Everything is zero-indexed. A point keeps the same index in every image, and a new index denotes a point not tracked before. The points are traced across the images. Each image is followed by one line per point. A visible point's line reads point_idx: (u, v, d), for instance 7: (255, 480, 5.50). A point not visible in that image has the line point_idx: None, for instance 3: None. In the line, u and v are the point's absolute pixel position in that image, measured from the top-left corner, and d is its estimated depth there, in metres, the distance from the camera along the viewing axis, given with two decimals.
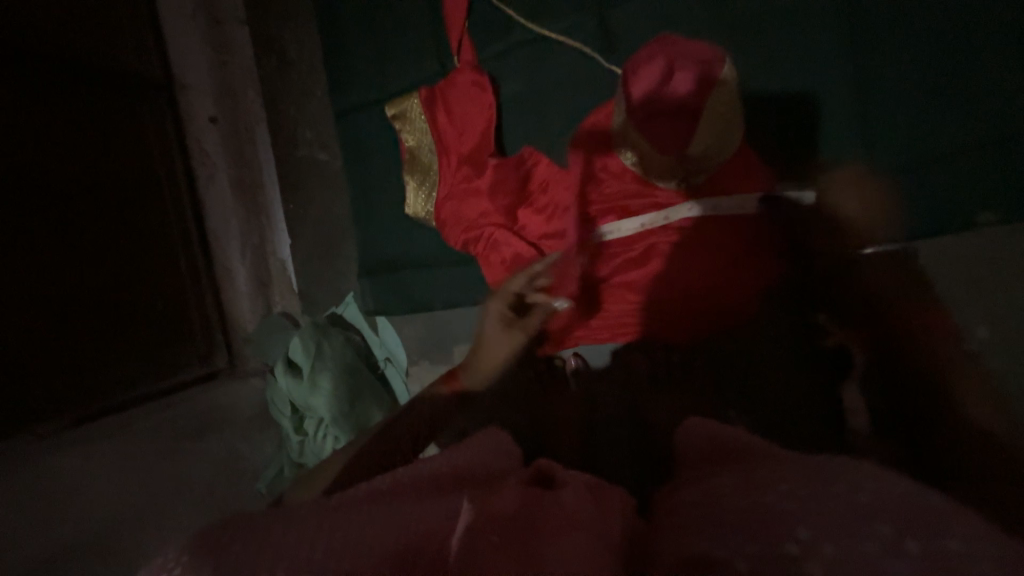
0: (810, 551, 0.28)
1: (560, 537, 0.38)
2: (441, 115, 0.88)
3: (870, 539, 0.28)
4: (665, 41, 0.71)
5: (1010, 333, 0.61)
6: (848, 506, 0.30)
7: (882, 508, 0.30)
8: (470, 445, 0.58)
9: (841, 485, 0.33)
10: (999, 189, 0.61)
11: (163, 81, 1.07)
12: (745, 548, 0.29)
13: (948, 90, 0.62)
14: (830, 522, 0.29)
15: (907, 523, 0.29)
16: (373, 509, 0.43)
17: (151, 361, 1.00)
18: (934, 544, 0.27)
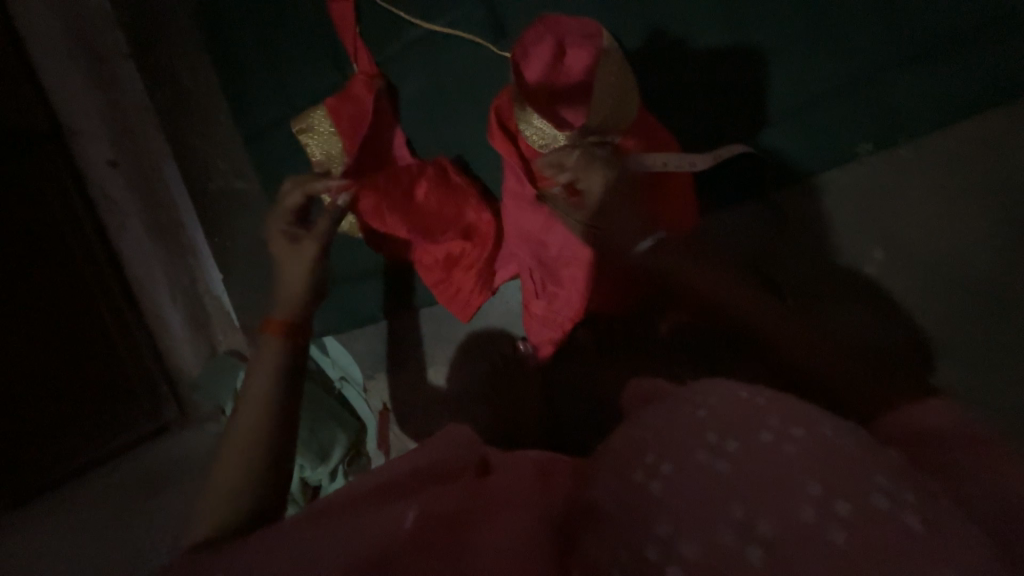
0: (653, 475, 0.37)
1: (491, 519, 0.41)
2: (344, 123, 0.85)
3: (702, 451, 0.37)
4: (549, 22, 0.71)
5: (905, 249, 0.67)
6: (685, 427, 0.40)
7: (713, 421, 0.39)
8: (430, 448, 0.56)
9: (689, 408, 0.42)
10: (874, 120, 0.66)
11: (49, 129, 0.99)
12: (616, 491, 0.39)
13: (814, 32, 0.66)
14: (672, 445, 0.39)
15: (725, 427, 0.38)
16: (333, 526, 0.42)
17: (95, 426, 0.96)
18: (750, 443, 0.36)
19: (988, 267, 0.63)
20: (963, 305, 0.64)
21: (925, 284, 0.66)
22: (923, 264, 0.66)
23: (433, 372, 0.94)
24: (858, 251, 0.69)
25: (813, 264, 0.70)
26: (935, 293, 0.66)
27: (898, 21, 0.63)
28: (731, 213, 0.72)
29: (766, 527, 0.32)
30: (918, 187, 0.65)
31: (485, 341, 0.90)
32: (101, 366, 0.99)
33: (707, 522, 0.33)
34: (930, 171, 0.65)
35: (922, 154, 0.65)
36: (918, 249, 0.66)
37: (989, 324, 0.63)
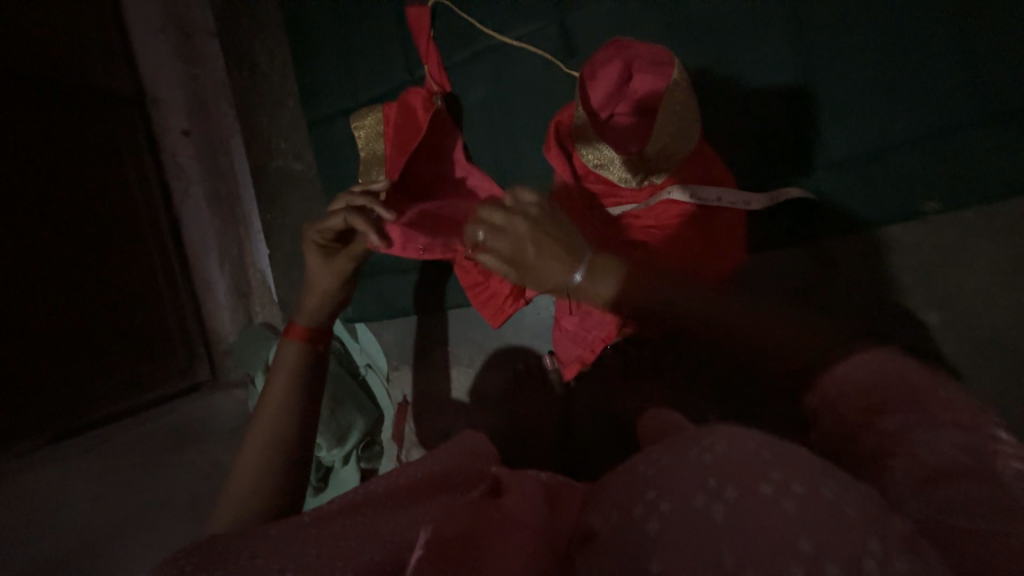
0: (652, 511, 0.29)
1: (506, 542, 0.38)
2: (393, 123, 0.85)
3: (696, 494, 0.28)
4: (620, 44, 0.69)
5: (962, 318, 0.64)
6: (686, 465, 0.30)
7: (719, 461, 0.29)
8: (444, 454, 0.58)
9: (689, 449, 0.31)
10: (945, 180, 0.63)
11: (133, 93, 1.06)
12: (611, 519, 0.32)
13: (894, 81, 0.64)
14: (671, 480, 0.30)
15: (732, 473, 0.28)
16: (351, 522, 0.43)
17: (134, 377, 1.01)
18: (749, 493, 0.27)
19: None
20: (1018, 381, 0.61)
21: (977, 356, 0.63)
22: (977, 336, 0.63)
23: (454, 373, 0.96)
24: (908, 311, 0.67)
25: (856, 312, 0.68)
26: (987, 367, 0.63)
27: (988, 78, 0.59)
28: (765, 260, 0.73)
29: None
30: (984, 254, 0.63)
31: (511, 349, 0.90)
32: (150, 320, 1.04)
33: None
34: (999, 239, 0.62)
35: (994, 219, 0.62)
36: (975, 319, 0.63)
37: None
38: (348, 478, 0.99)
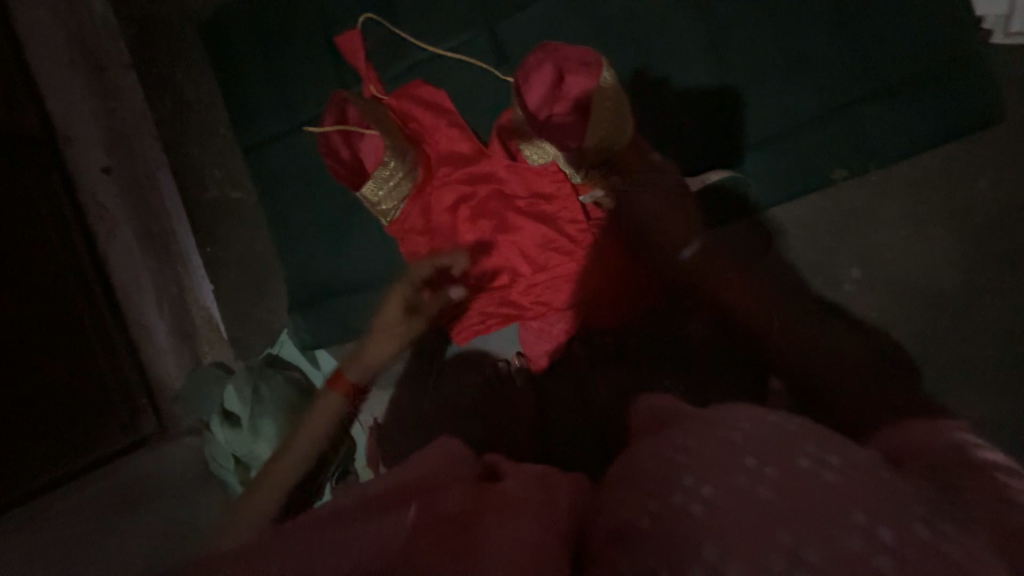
0: (693, 496, 0.35)
1: (505, 526, 0.40)
2: (344, 150, 0.85)
3: (741, 474, 0.35)
4: (548, 48, 0.75)
5: (877, 272, 0.71)
6: (724, 448, 0.38)
7: (750, 446, 0.38)
8: (421, 463, 0.55)
9: (722, 432, 0.40)
10: (846, 151, 0.71)
11: (42, 132, 0.98)
12: (645, 506, 0.35)
13: (794, 67, 0.72)
14: (710, 466, 0.36)
15: (766, 453, 0.37)
16: (333, 534, 0.40)
17: (68, 439, 0.91)
18: (788, 468, 0.35)
19: (955, 283, 0.69)
20: (930, 320, 0.69)
21: (897, 305, 0.71)
22: (891, 288, 0.71)
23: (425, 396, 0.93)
24: (831, 271, 0.73)
25: (788, 284, 0.74)
26: (902, 314, 0.71)
27: (872, 60, 0.69)
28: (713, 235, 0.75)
29: (815, 559, 0.30)
30: (886, 213, 0.71)
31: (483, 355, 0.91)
32: (81, 377, 0.95)
33: (756, 533, 0.31)
34: (900, 198, 0.70)
35: (893, 180, 0.70)
36: (887, 272, 0.71)
37: (952, 336, 0.69)
38: None
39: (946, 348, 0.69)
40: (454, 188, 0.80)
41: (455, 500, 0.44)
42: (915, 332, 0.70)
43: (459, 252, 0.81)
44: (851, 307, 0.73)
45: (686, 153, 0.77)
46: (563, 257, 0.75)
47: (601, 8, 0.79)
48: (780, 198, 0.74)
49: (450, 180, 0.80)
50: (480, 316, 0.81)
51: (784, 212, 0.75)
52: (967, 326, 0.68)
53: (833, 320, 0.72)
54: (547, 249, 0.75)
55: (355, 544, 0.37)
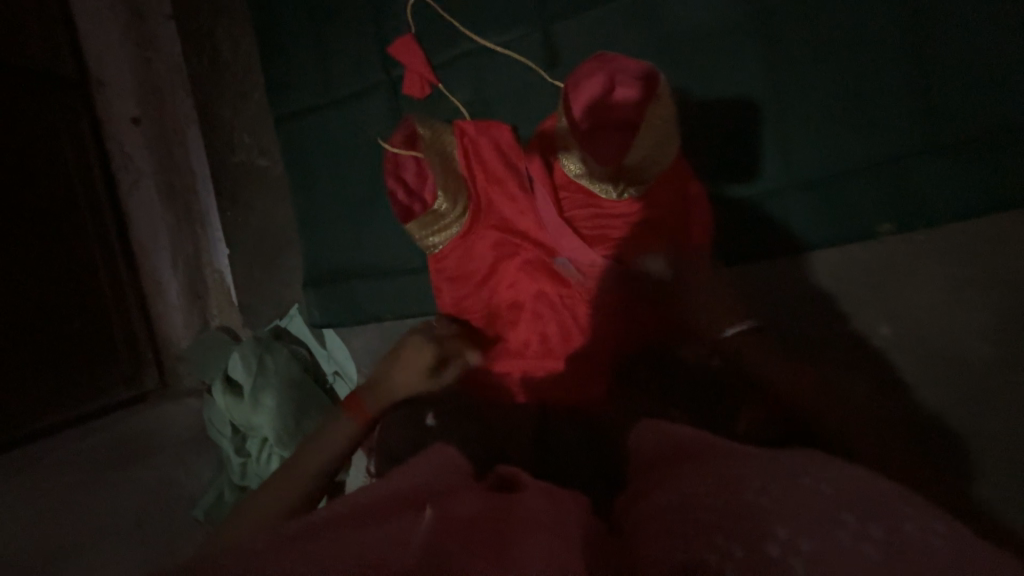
0: (790, 550, 0.29)
1: (530, 539, 0.37)
2: (412, 165, 0.79)
3: (841, 530, 0.30)
4: (604, 57, 0.72)
5: (913, 330, 0.68)
6: (815, 500, 0.33)
7: (844, 501, 0.34)
8: (431, 465, 0.53)
9: (805, 481, 0.36)
10: (895, 204, 0.69)
11: (75, 76, 0.98)
12: (728, 549, 0.30)
13: (851, 109, 0.70)
14: (805, 518, 0.31)
15: (864, 511, 0.32)
16: (333, 534, 0.39)
17: (70, 384, 0.92)
18: (893, 529, 0.31)
19: (989, 356, 0.65)
20: (961, 390, 0.65)
21: (933, 367, 0.67)
22: (929, 349, 0.67)
23: None
24: (864, 322, 0.71)
25: (816, 334, 0.72)
26: (944, 381, 0.66)
27: (940, 113, 0.66)
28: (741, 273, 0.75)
29: None
30: (931, 272, 0.68)
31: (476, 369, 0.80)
32: (88, 326, 0.95)
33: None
34: (948, 259, 0.67)
35: (940, 241, 0.68)
36: (925, 332, 0.68)
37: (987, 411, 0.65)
38: None
39: (980, 424, 0.64)
40: (489, 197, 0.79)
41: (470, 506, 0.42)
42: (955, 399, 0.66)
43: (479, 258, 0.80)
44: (886, 366, 0.69)
45: (727, 184, 0.76)
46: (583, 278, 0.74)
47: (661, 23, 0.77)
48: (805, 245, 0.73)
49: (486, 190, 0.79)
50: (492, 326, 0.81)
51: (823, 258, 0.73)
52: (1003, 405, 0.64)
53: (865, 375, 0.69)
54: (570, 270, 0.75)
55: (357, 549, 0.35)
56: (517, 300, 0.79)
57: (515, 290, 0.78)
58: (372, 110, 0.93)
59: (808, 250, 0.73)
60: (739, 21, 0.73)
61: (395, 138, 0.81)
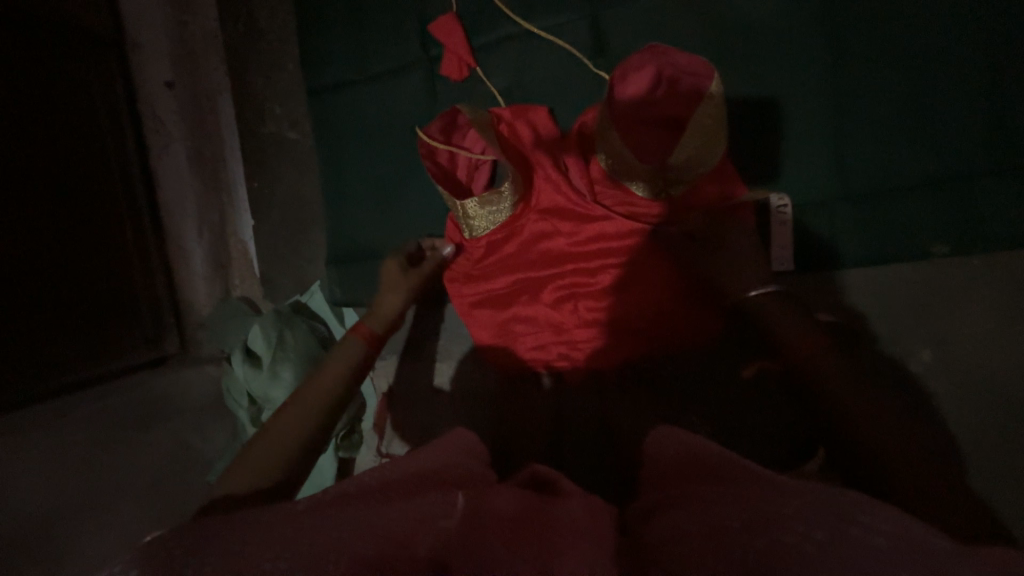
0: None
1: (566, 548, 0.35)
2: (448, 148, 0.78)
3: None
4: (657, 50, 0.68)
5: (960, 360, 0.65)
6: (865, 552, 0.29)
7: (902, 555, 0.29)
8: (433, 451, 0.51)
9: (854, 527, 0.31)
10: (952, 224, 0.65)
11: (112, 38, 0.98)
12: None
13: (916, 120, 0.66)
14: (851, 570, 0.27)
15: (923, 569, 0.28)
16: (345, 518, 0.38)
17: (94, 342, 0.93)
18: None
19: None
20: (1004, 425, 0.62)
21: (979, 399, 0.63)
22: (978, 382, 0.64)
23: (434, 383, 0.92)
24: (906, 345, 0.67)
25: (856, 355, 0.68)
26: (993, 418, 0.62)
27: (1011, 131, 0.62)
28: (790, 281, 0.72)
29: None
30: (983, 301, 0.64)
31: (497, 358, 0.79)
32: (115, 287, 0.97)
33: None
34: (1005, 288, 0.64)
35: (996, 268, 0.64)
36: (972, 363, 0.64)
37: None
38: (324, 466, 0.97)
39: None
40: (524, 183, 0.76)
41: (501, 505, 0.41)
42: (1005, 439, 0.62)
43: (499, 246, 0.77)
44: (929, 396, 0.65)
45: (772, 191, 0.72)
46: (604, 273, 0.71)
47: (717, 16, 0.73)
48: (848, 262, 0.70)
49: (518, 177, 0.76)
50: (508, 320, 0.77)
51: (863, 275, 0.70)
52: None
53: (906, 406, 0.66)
54: (596, 263, 0.72)
55: (375, 537, 0.34)
56: (537, 294, 0.74)
57: (552, 288, 0.73)
58: (408, 89, 0.91)
59: (851, 266, 0.70)
60: (797, 19, 0.70)
61: (432, 125, 0.78)
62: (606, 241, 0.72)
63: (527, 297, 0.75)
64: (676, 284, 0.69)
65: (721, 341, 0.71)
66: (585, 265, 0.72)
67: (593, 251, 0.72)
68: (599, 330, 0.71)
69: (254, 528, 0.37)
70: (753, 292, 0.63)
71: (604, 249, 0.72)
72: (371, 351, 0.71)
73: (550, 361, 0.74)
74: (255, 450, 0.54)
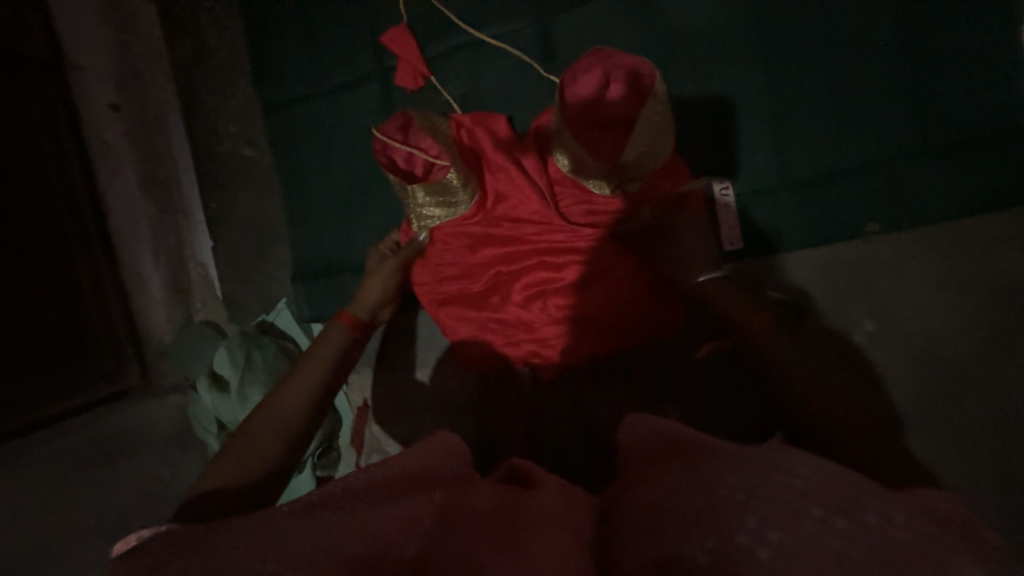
0: (757, 538, 0.29)
1: (545, 535, 0.37)
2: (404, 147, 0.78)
3: (806, 521, 0.30)
4: (602, 54, 0.72)
5: (899, 328, 0.70)
6: (784, 492, 0.32)
7: (813, 493, 0.32)
8: (410, 451, 0.52)
9: (776, 474, 0.34)
10: (881, 204, 0.71)
11: (50, 61, 0.94)
12: (702, 540, 0.29)
13: (842, 109, 0.71)
14: (773, 509, 0.30)
15: (831, 503, 0.31)
16: (322, 521, 0.39)
17: (46, 379, 0.89)
18: (857, 523, 0.30)
19: (968, 352, 0.67)
20: (940, 384, 0.68)
21: (917, 363, 0.69)
22: (914, 347, 0.69)
23: (417, 377, 0.92)
24: (852, 318, 0.72)
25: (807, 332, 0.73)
26: (928, 378, 0.68)
27: (926, 117, 0.68)
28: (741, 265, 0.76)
29: None
30: (914, 273, 0.70)
31: (472, 360, 0.80)
32: (67, 319, 0.92)
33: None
34: (934, 260, 0.69)
35: (923, 242, 0.70)
36: (909, 330, 0.70)
37: (968, 408, 0.67)
38: (302, 485, 0.95)
39: (962, 420, 0.67)
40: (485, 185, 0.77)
41: (481, 501, 0.42)
42: (940, 397, 0.68)
43: (466, 250, 0.78)
44: (875, 364, 0.71)
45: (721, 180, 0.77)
46: (568, 269, 0.73)
47: (658, 19, 0.77)
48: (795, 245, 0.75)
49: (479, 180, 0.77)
50: (480, 321, 0.78)
51: (807, 255, 0.74)
52: (977, 398, 0.66)
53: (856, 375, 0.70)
54: (559, 259, 0.73)
55: (357, 540, 0.36)
56: (506, 294, 0.76)
57: (519, 287, 0.75)
58: (365, 100, 0.92)
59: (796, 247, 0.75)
60: (731, 20, 0.74)
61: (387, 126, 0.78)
62: (568, 236, 0.74)
63: (496, 297, 0.76)
64: (636, 274, 0.72)
65: (682, 326, 0.74)
66: (550, 262, 0.74)
67: (557, 247, 0.74)
68: (566, 326, 0.72)
69: (233, 530, 0.37)
70: (701, 278, 0.67)
71: (567, 244, 0.74)
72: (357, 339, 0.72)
73: (525, 359, 0.75)
74: (224, 461, 0.52)
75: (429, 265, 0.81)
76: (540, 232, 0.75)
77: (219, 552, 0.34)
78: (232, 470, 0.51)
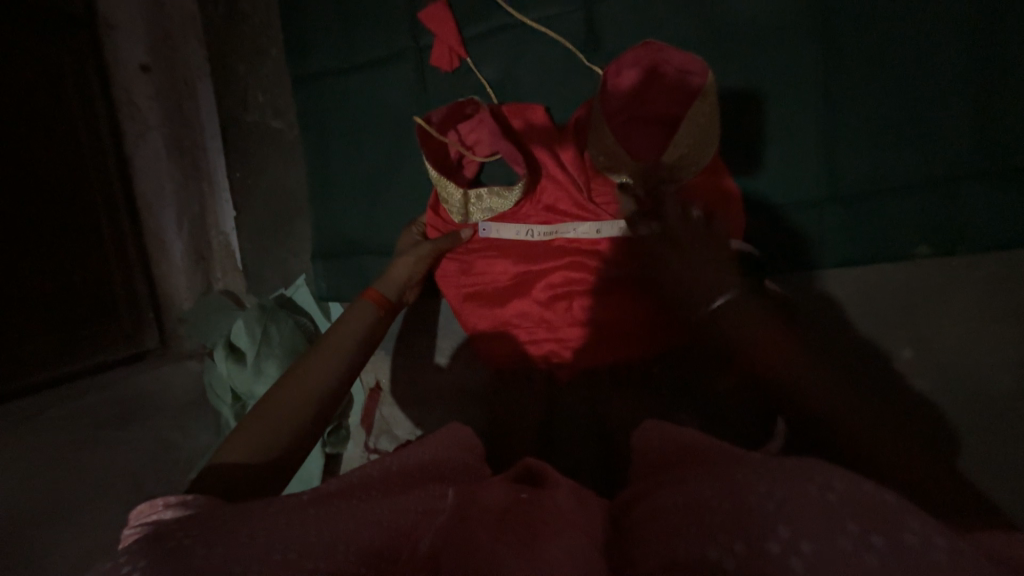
0: (791, 550, 0.27)
1: (560, 537, 0.35)
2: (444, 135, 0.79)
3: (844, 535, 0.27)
4: (650, 46, 0.68)
5: (941, 356, 0.67)
6: (821, 502, 0.30)
7: (848, 505, 0.30)
8: (424, 444, 0.51)
9: (809, 484, 0.31)
10: (934, 227, 0.67)
11: (83, 15, 0.92)
12: (726, 546, 0.29)
13: (904, 122, 0.67)
14: (807, 517, 0.28)
15: (871, 518, 0.29)
16: (336, 512, 0.37)
17: (66, 338, 0.89)
18: (894, 537, 0.27)
19: (1013, 386, 0.64)
20: (979, 416, 0.65)
21: (961, 394, 0.65)
22: (957, 377, 0.66)
23: (439, 361, 0.91)
24: (893, 342, 0.68)
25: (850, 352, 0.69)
26: (972, 410, 0.65)
27: (997, 134, 0.63)
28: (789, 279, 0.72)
29: None
30: (962, 300, 0.66)
31: (489, 351, 0.78)
32: (89, 279, 0.93)
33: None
34: (986, 286, 0.65)
35: (977, 268, 0.66)
36: (953, 359, 0.66)
37: None
38: (312, 462, 0.97)
39: None
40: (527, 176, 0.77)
41: (494, 498, 0.41)
42: (982, 428, 0.64)
43: (498, 241, 0.78)
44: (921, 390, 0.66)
45: (762, 190, 0.73)
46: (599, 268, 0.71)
47: (713, 13, 0.73)
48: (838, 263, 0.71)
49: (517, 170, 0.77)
50: (501, 314, 0.76)
51: (845, 274, 0.71)
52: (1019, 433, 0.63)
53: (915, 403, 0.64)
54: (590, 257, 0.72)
55: (374, 530, 0.36)
56: (530, 289, 0.74)
57: (545, 284, 0.73)
58: (398, 79, 0.89)
59: (832, 267, 0.72)
60: (791, 19, 0.70)
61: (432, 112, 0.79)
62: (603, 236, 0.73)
63: (521, 291, 0.75)
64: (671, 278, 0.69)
65: None
66: (581, 260, 0.72)
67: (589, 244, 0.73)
68: (588, 330, 0.70)
69: (247, 512, 0.37)
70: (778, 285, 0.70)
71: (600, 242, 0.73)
72: (383, 317, 0.70)
73: (544, 354, 0.73)
74: (237, 436, 0.51)
75: (461, 256, 0.80)
76: (572, 230, 0.73)
77: (229, 533, 0.34)
78: (250, 446, 0.50)
